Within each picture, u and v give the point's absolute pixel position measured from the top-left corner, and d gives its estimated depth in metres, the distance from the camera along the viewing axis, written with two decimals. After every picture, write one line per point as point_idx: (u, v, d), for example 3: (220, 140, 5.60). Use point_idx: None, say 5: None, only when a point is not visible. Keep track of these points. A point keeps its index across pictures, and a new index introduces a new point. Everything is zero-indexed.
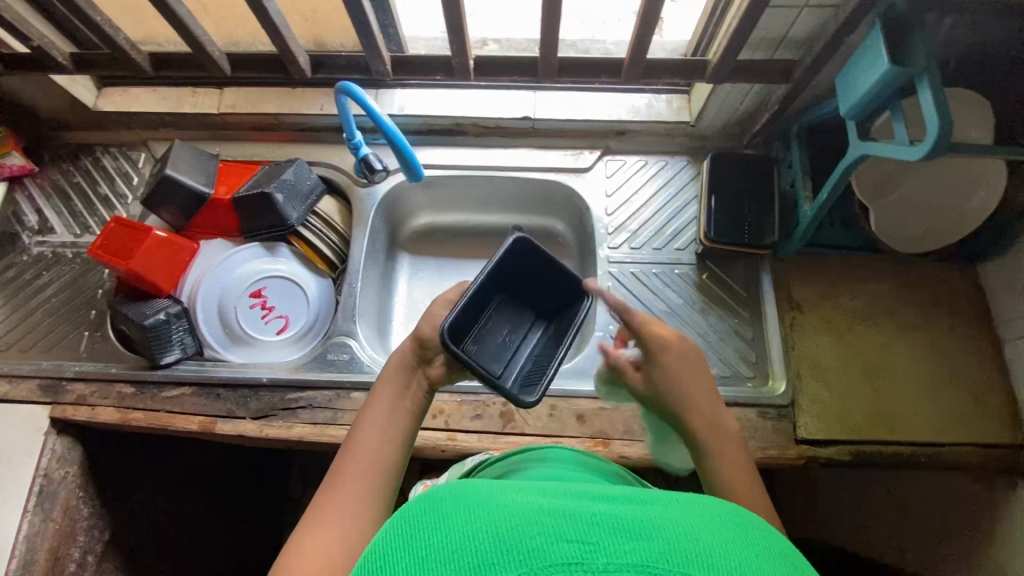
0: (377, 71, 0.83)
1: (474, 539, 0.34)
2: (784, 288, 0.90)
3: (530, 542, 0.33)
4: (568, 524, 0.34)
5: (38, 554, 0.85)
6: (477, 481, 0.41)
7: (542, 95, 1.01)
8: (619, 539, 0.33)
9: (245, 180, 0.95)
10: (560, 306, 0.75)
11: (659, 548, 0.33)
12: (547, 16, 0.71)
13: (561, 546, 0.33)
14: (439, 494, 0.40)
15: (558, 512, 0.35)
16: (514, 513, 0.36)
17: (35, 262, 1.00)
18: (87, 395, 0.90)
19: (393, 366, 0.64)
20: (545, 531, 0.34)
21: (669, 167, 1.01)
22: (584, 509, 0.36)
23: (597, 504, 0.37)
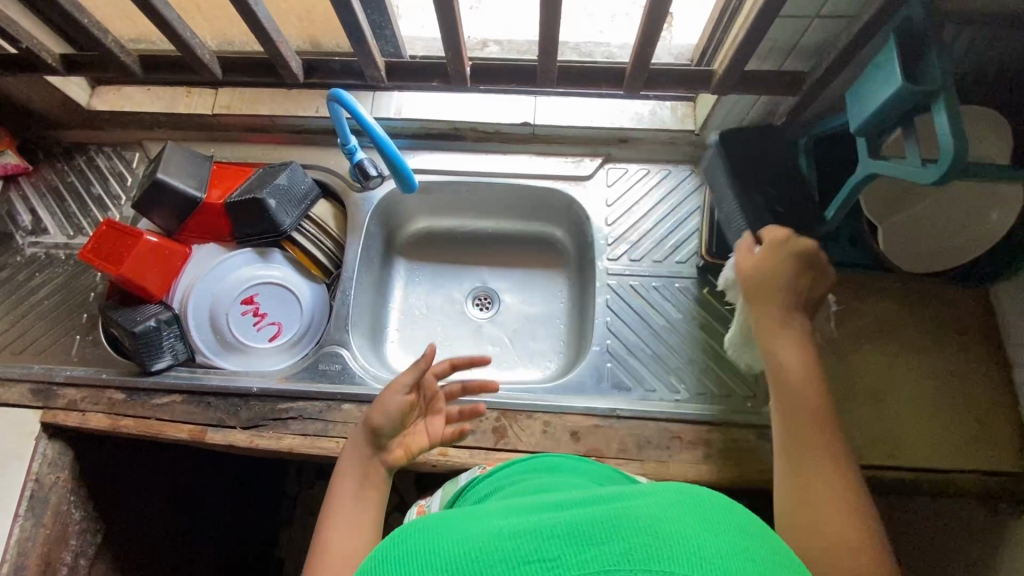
0: (371, 77, 0.80)
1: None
2: None
3: (491, 570, 0.32)
4: (526, 544, 0.33)
5: (30, 558, 0.85)
6: (437, 519, 0.39)
7: (542, 100, 0.99)
8: (579, 549, 0.32)
9: (233, 187, 0.93)
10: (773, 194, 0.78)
11: (620, 549, 0.32)
12: (545, 24, 0.68)
13: (521, 569, 0.32)
14: (394, 537, 0.38)
15: (513, 533, 0.35)
16: (473, 543, 0.35)
17: (28, 263, 1.00)
18: (77, 400, 0.89)
19: (351, 447, 0.69)
20: (503, 557, 0.33)
21: (672, 176, 0.98)
22: (537, 524, 0.35)
23: (558, 514, 0.36)
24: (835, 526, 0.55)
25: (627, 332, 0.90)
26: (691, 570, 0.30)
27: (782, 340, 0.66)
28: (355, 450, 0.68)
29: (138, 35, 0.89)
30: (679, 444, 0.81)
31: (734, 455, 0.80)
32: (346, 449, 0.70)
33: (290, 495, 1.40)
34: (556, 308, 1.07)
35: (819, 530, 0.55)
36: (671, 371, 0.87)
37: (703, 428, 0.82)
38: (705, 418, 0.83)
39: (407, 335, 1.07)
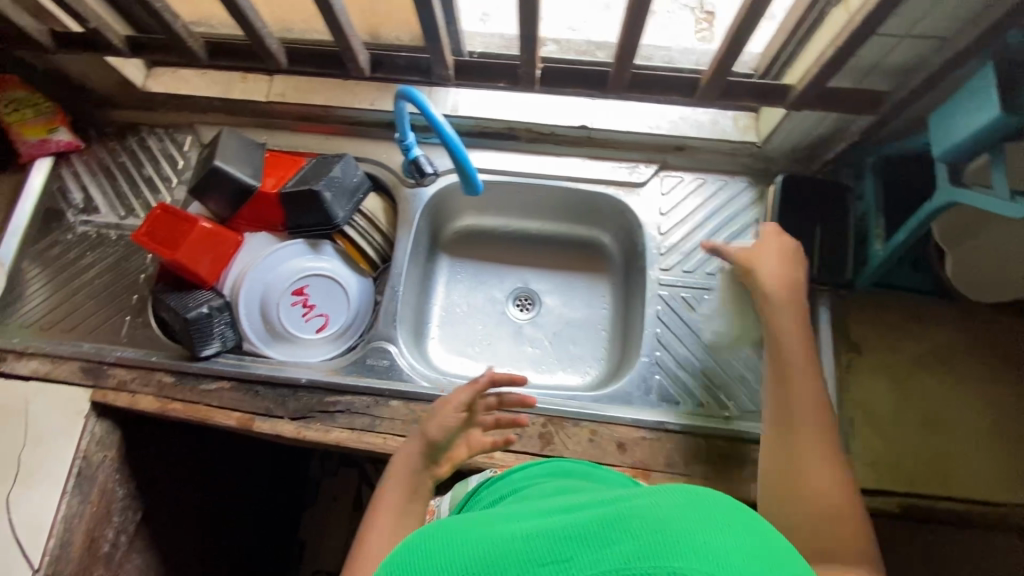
0: (439, 75, 0.79)
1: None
2: (844, 325, 0.87)
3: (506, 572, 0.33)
4: (543, 547, 0.34)
5: (75, 535, 0.86)
6: (456, 520, 0.40)
7: (600, 103, 0.97)
8: (592, 552, 0.33)
9: (279, 179, 0.93)
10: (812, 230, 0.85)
11: (632, 550, 0.32)
12: (628, 30, 0.67)
13: (537, 571, 0.33)
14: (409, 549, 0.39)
15: (525, 537, 0.35)
16: (490, 544, 0.36)
17: (79, 241, 1.00)
18: (127, 381, 0.89)
19: (405, 450, 0.70)
20: (519, 559, 0.34)
21: (727, 187, 0.97)
22: (550, 529, 0.36)
23: (572, 517, 0.37)
24: (819, 467, 0.58)
25: (677, 345, 0.89)
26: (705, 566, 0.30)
27: (782, 303, 0.71)
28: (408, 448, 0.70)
29: (198, 16, 0.85)
30: (726, 461, 0.81)
31: None
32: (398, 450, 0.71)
33: (313, 480, 1.42)
34: (598, 314, 1.06)
35: (802, 483, 0.58)
36: (720, 387, 0.86)
37: (751, 446, 0.82)
38: (754, 437, 0.82)
39: (448, 333, 1.07)
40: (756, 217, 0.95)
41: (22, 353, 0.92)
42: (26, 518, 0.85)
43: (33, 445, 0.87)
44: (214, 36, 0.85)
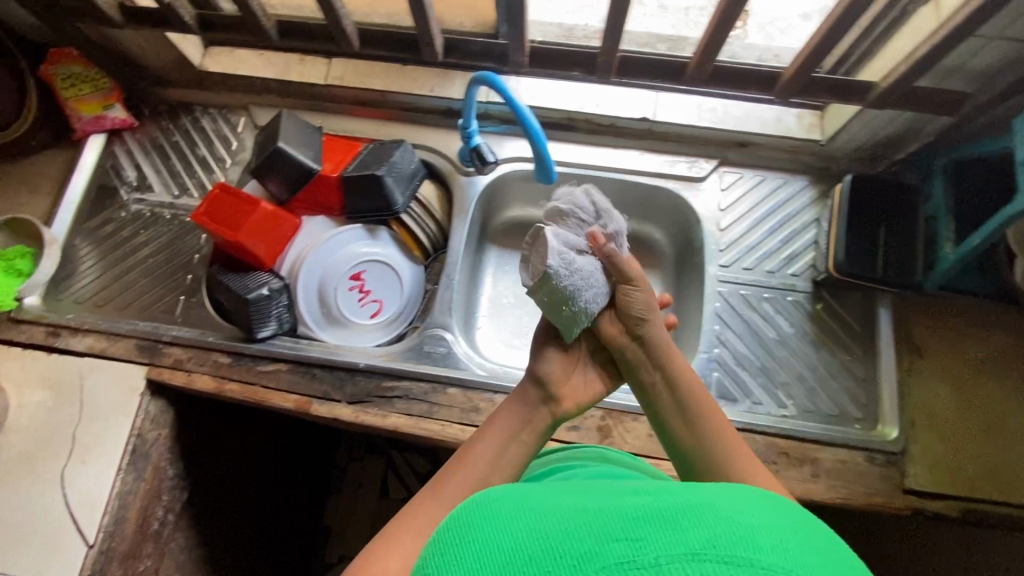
0: (513, 62, 0.79)
1: (524, 543, 0.38)
2: (905, 327, 0.88)
3: (583, 547, 0.36)
4: (616, 524, 0.37)
5: (129, 512, 0.86)
6: (524, 496, 0.44)
7: (663, 96, 0.97)
8: (667, 533, 0.35)
9: (336, 164, 0.92)
10: (873, 230, 0.85)
11: (706, 536, 0.34)
12: (720, 22, 0.66)
13: (611, 546, 0.35)
14: (476, 510, 0.43)
15: (600, 514, 0.38)
16: (561, 521, 0.39)
17: (133, 219, 1.00)
18: (183, 360, 0.89)
19: (512, 403, 0.68)
20: (596, 536, 0.36)
21: (787, 186, 0.96)
22: (623, 509, 0.38)
23: (641, 503, 0.39)
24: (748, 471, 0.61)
25: (737, 342, 0.89)
26: (779, 558, 0.34)
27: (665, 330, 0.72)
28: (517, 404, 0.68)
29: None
30: (786, 460, 0.81)
31: (841, 476, 0.81)
32: (502, 405, 0.69)
33: (340, 466, 1.42)
34: None
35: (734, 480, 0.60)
36: (779, 385, 0.87)
37: (811, 445, 0.82)
38: (815, 436, 0.82)
39: (494, 323, 1.07)
40: (816, 217, 0.94)
41: (77, 329, 0.92)
42: (80, 494, 0.84)
43: (90, 421, 0.87)
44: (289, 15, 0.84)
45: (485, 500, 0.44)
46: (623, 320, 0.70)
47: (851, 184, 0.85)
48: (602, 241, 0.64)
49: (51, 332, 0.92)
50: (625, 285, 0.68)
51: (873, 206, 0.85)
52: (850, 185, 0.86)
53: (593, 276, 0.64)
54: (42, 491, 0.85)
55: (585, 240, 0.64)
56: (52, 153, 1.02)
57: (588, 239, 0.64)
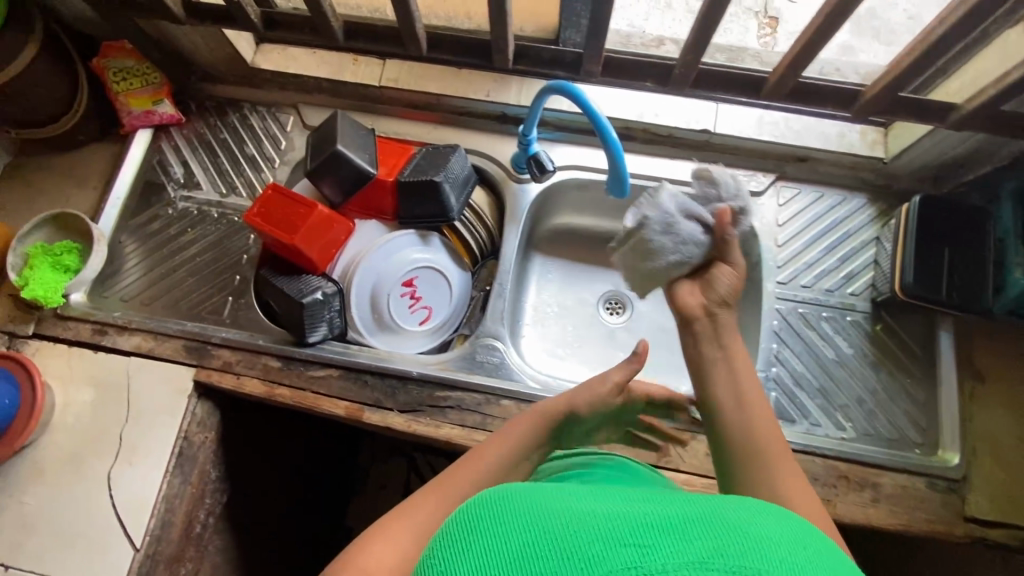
0: (585, 71, 0.77)
1: (525, 543, 0.34)
2: (966, 352, 0.86)
3: (588, 549, 0.32)
4: (622, 527, 0.33)
5: (175, 516, 0.85)
6: (517, 486, 0.40)
7: (723, 107, 0.95)
8: (677, 539, 0.32)
9: (394, 166, 0.91)
10: (937, 251, 0.83)
11: (715, 545, 0.32)
12: (811, 38, 0.65)
13: (619, 551, 0.32)
14: (471, 509, 0.38)
15: (603, 514, 0.35)
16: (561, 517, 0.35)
17: (180, 217, 0.99)
18: (233, 363, 0.88)
19: (532, 418, 0.68)
20: (599, 537, 0.33)
21: (846, 203, 0.94)
22: (628, 511, 0.35)
23: (644, 505, 0.36)
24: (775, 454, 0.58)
25: (794, 361, 0.88)
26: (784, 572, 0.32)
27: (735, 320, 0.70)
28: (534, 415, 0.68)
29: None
30: (846, 484, 0.80)
31: (901, 501, 0.79)
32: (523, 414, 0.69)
33: (365, 468, 1.40)
34: None
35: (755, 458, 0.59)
36: (838, 408, 0.85)
37: (871, 470, 0.81)
38: (875, 461, 0.81)
39: (538, 333, 1.06)
40: (876, 235, 0.93)
41: (123, 328, 0.91)
42: (127, 496, 0.83)
43: (137, 422, 0.86)
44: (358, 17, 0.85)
45: (475, 493, 0.39)
46: (706, 296, 0.69)
47: (919, 205, 0.84)
48: (721, 223, 0.68)
49: (98, 329, 0.91)
50: (721, 263, 0.70)
51: (939, 227, 0.83)
52: (916, 205, 0.84)
53: (688, 246, 0.68)
54: (89, 491, 0.84)
55: (710, 215, 0.69)
56: (99, 147, 1.01)
57: (710, 216, 0.69)
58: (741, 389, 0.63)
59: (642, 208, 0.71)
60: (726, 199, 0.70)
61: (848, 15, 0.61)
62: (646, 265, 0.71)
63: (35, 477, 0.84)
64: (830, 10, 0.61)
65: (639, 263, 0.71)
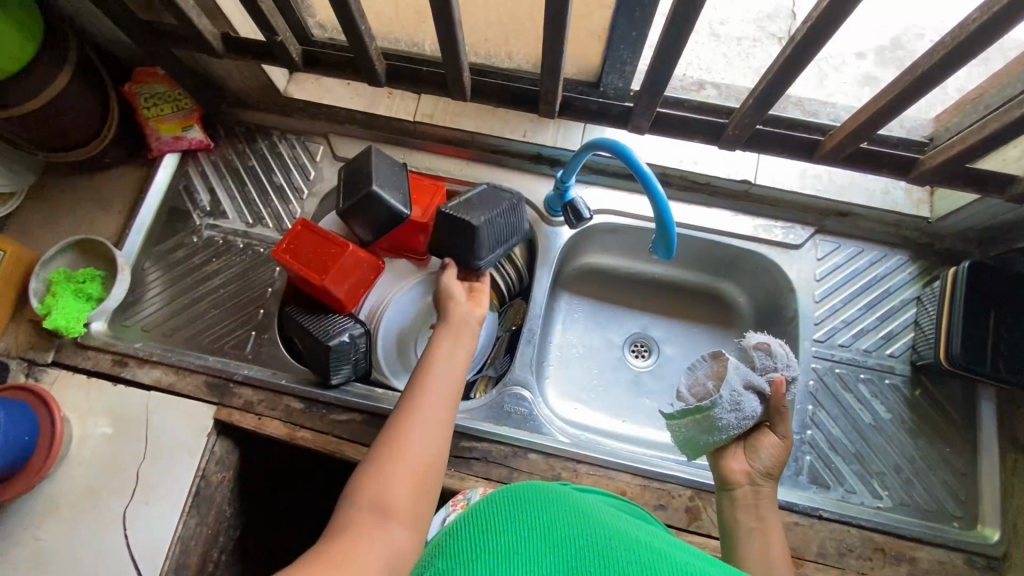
0: (634, 125, 0.77)
1: (575, 542, 0.42)
2: (1008, 423, 0.83)
3: (627, 567, 0.40)
4: (662, 564, 0.41)
5: (190, 558, 0.82)
6: (582, 500, 0.48)
7: (765, 158, 0.93)
8: None
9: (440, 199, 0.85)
10: (984, 318, 0.81)
11: None
12: (872, 108, 0.63)
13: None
14: (536, 492, 0.47)
15: (649, 549, 0.42)
16: (610, 537, 0.43)
17: (205, 246, 0.97)
18: (254, 403, 0.86)
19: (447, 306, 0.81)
20: (641, 562, 0.41)
21: (886, 260, 0.92)
22: (667, 554, 0.42)
23: (682, 555, 0.43)
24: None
25: (829, 423, 0.85)
26: None
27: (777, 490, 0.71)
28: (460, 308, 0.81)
29: (401, 36, 0.84)
30: (882, 557, 0.77)
31: None
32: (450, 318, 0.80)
33: None
34: None
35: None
36: (875, 475, 0.83)
37: (908, 543, 0.78)
38: (914, 534, 0.78)
39: (561, 375, 1.02)
40: (916, 295, 0.90)
41: (144, 360, 0.89)
42: (142, 536, 0.81)
43: (155, 458, 0.84)
44: (396, 52, 0.83)
45: (546, 488, 0.48)
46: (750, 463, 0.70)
47: (965, 271, 0.82)
48: (779, 392, 0.68)
49: (118, 361, 0.89)
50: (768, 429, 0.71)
51: (988, 293, 0.81)
52: (964, 271, 0.82)
53: (747, 418, 0.68)
54: (103, 529, 0.82)
55: (767, 384, 0.69)
56: (125, 170, 1.00)
57: (769, 387, 0.69)
58: (771, 549, 0.65)
59: (699, 374, 0.71)
60: (781, 370, 0.70)
61: (921, 93, 0.60)
62: (707, 440, 0.69)
63: (49, 512, 0.82)
64: (905, 86, 0.60)
65: (697, 438, 0.69)
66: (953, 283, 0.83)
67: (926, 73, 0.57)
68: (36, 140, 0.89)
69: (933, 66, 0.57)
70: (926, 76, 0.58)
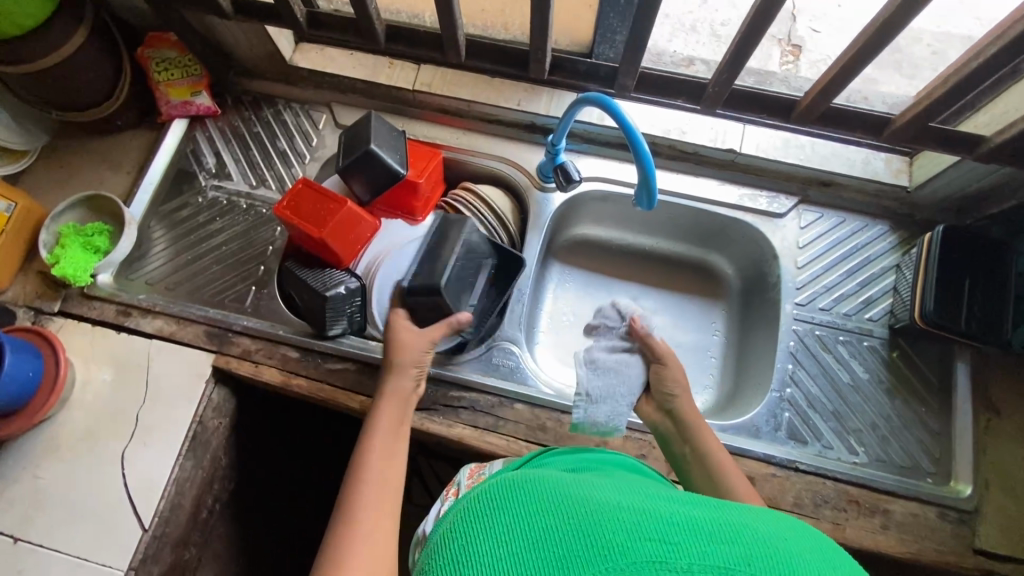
0: (620, 85, 0.80)
1: (553, 533, 0.40)
2: (982, 385, 0.86)
3: (614, 539, 0.38)
4: (649, 525, 0.39)
5: (184, 499, 0.85)
6: (548, 481, 0.46)
7: (750, 129, 0.96)
8: (698, 543, 0.37)
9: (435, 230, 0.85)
10: (958, 278, 0.84)
11: (739, 553, 0.37)
12: (843, 65, 0.67)
13: (645, 545, 0.37)
14: (508, 486, 0.46)
15: (632, 512, 0.40)
16: (591, 511, 0.41)
17: (209, 206, 1.01)
18: (252, 351, 0.90)
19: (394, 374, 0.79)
20: (626, 530, 0.38)
21: (867, 230, 0.95)
22: (651, 513, 0.40)
23: (667, 508, 0.41)
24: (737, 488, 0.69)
25: (808, 383, 0.88)
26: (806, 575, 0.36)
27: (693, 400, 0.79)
28: (402, 379, 0.79)
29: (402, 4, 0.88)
30: (857, 509, 0.79)
31: (913, 529, 0.78)
32: (384, 396, 0.78)
33: None
34: (709, 340, 1.03)
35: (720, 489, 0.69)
36: (851, 432, 0.85)
37: (882, 496, 0.80)
38: (888, 487, 0.80)
39: (551, 339, 1.05)
40: (896, 262, 0.93)
41: (147, 310, 0.92)
42: (138, 477, 0.84)
43: (155, 403, 0.87)
44: (397, 20, 0.87)
45: (511, 484, 0.46)
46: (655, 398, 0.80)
47: (941, 235, 0.84)
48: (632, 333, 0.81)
49: (122, 311, 0.92)
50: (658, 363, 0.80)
51: (962, 254, 0.84)
52: (938, 234, 0.85)
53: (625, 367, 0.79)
54: (102, 468, 0.84)
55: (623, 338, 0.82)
56: (136, 134, 1.04)
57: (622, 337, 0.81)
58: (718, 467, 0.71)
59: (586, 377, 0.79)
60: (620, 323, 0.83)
61: (885, 45, 0.63)
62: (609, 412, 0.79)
63: (50, 451, 0.85)
64: (868, 39, 0.63)
65: (598, 419, 0.77)
66: (929, 245, 0.86)
67: (886, 24, 0.61)
68: (50, 99, 0.94)
69: (892, 15, 0.60)
70: (886, 28, 0.61)
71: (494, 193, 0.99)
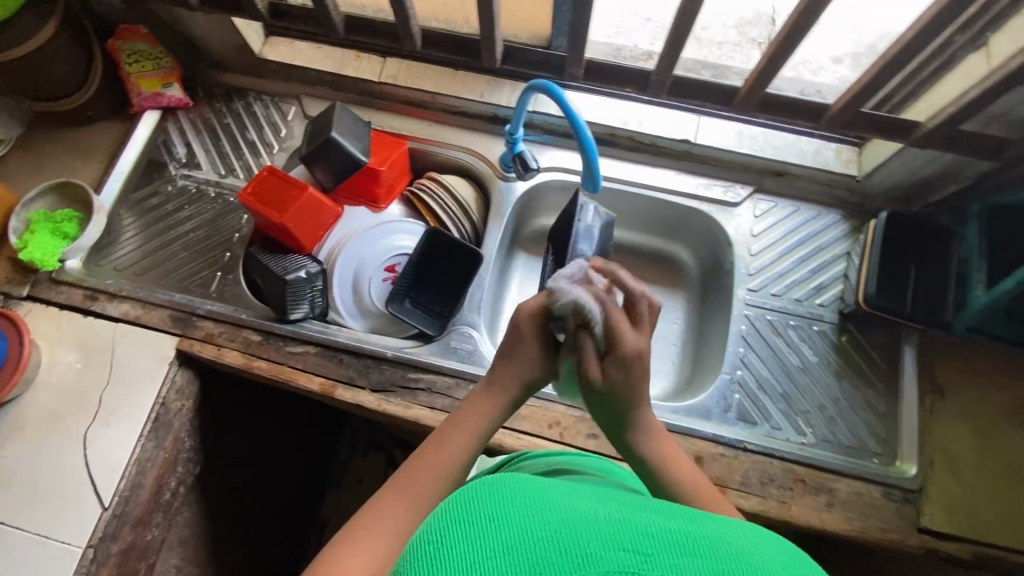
0: (569, 73, 0.84)
1: (523, 541, 0.33)
2: (927, 368, 0.88)
3: (589, 547, 0.33)
4: (625, 533, 0.34)
5: (145, 479, 0.86)
6: (520, 478, 0.40)
7: (705, 120, 0.99)
8: (676, 554, 0.33)
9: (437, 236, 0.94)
10: (900, 263, 0.86)
11: (719, 566, 0.33)
12: (773, 51, 0.70)
13: (619, 556, 0.33)
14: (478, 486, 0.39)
15: (607, 517, 0.35)
16: (564, 514, 0.35)
17: (178, 195, 1.03)
18: (215, 334, 0.91)
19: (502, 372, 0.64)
20: (602, 538, 0.33)
21: (820, 218, 0.98)
22: (625, 518, 0.36)
23: (643, 515, 0.37)
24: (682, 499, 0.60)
25: (759, 365, 0.90)
26: None
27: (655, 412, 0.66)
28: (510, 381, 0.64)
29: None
30: (802, 487, 0.81)
31: (857, 507, 0.80)
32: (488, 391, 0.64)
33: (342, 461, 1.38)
34: (670, 328, 1.05)
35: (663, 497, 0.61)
36: (800, 414, 0.87)
37: (827, 475, 0.82)
38: (834, 466, 0.82)
39: None
40: (847, 250, 0.95)
41: (113, 295, 0.94)
42: (100, 455, 0.85)
43: (119, 384, 0.89)
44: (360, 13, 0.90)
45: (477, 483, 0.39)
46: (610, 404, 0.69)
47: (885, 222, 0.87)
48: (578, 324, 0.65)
49: (89, 295, 0.94)
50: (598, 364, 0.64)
51: (903, 241, 0.87)
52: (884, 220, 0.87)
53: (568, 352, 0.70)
54: (64, 448, 0.86)
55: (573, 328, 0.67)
56: (108, 125, 1.06)
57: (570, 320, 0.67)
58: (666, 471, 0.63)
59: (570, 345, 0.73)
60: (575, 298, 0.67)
61: (808, 30, 0.67)
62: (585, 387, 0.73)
63: (14, 432, 0.87)
64: (792, 25, 0.66)
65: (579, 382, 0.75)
66: (876, 232, 0.88)
67: (806, 10, 0.64)
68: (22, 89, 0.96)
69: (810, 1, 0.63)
70: (806, 15, 0.64)
71: (458, 182, 1.02)
